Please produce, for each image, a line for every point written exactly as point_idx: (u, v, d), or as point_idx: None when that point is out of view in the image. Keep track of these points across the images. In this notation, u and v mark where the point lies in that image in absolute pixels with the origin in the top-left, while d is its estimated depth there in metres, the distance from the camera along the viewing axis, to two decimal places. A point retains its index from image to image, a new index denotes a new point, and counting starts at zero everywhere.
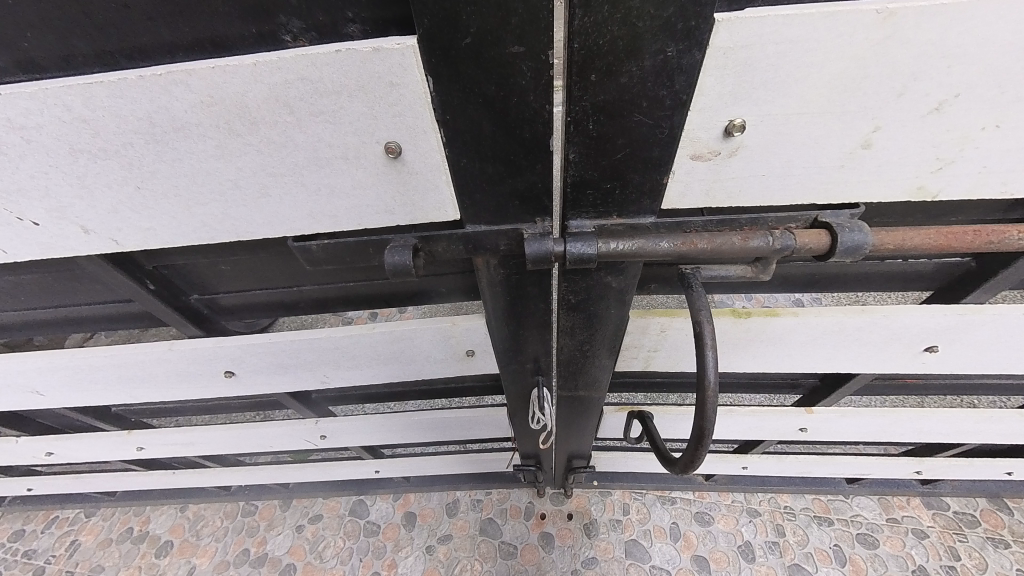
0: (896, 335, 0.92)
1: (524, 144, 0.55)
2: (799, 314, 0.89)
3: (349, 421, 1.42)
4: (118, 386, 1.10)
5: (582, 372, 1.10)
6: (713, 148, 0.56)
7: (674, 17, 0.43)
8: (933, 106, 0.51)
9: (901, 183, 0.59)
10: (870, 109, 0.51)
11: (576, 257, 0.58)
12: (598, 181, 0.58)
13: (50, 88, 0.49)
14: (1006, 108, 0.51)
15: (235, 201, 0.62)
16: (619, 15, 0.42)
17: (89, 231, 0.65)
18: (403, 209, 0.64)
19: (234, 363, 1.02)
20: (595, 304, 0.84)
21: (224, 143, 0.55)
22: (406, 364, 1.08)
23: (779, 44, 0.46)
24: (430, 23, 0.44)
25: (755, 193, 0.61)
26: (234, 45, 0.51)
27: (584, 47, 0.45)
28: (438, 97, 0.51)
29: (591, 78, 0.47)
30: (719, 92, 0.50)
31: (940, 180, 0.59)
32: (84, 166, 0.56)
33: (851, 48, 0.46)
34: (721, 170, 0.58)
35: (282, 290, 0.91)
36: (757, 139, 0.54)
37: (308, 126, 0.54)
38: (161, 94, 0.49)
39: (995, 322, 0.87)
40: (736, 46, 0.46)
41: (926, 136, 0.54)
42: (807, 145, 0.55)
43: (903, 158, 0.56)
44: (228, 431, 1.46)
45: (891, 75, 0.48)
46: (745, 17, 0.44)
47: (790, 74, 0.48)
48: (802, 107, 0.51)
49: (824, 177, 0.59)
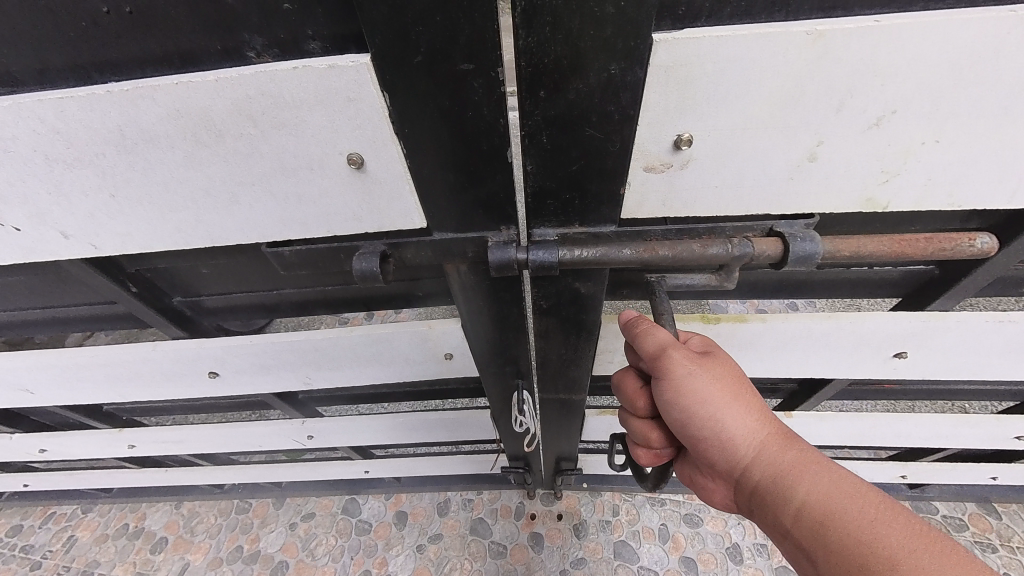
0: (864, 341, 0.94)
1: (482, 155, 0.57)
2: (767, 320, 0.91)
3: (336, 421, 1.44)
4: (105, 385, 1.12)
5: (562, 374, 1.11)
6: (665, 160, 0.57)
7: (614, 37, 0.44)
8: (873, 120, 0.52)
9: (851, 195, 0.61)
10: (811, 124, 0.53)
11: (540, 264, 0.60)
12: (557, 191, 0.59)
13: (24, 103, 0.51)
14: (943, 123, 0.53)
15: (207, 208, 0.64)
16: (561, 35, 0.44)
17: (68, 236, 0.67)
18: (371, 216, 0.66)
19: (217, 363, 1.04)
20: (567, 309, 0.86)
21: (193, 154, 0.57)
22: (387, 366, 1.09)
23: (717, 63, 0.48)
24: (382, 42, 0.46)
25: (710, 203, 0.62)
26: (200, 61, 0.53)
27: (531, 64, 0.47)
28: (396, 109, 0.53)
29: (540, 94, 0.49)
30: (665, 107, 0.52)
31: (888, 192, 0.60)
32: (61, 174, 0.58)
33: (785, 65, 0.48)
34: (676, 181, 0.60)
35: (263, 293, 0.93)
36: (706, 151, 0.56)
37: (272, 137, 0.56)
38: (130, 107, 0.52)
39: (960, 328, 0.88)
40: (676, 64, 0.48)
41: (870, 148, 0.55)
42: (753, 158, 0.57)
43: (849, 170, 0.58)
44: (217, 429, 1.48)
45: (828, 91, 0.50)
46: (683, 38, 0.46)
47: (731, 90, 0.50)
48: (745, 120, 0.53)
49: (774, 189, 0.61)
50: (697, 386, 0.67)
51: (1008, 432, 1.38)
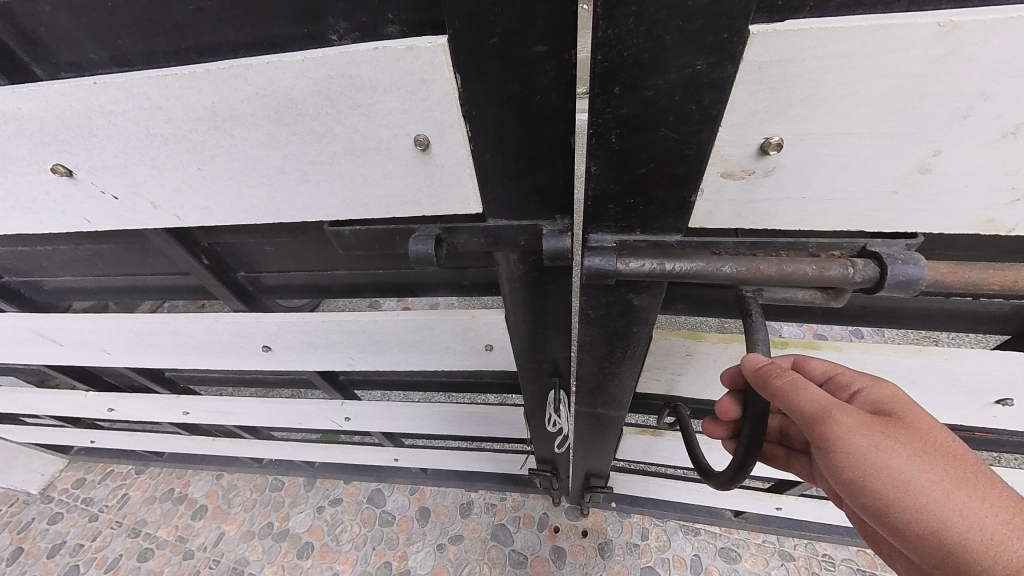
0: (961, 379, 0.90)
1: (545, 141, 0.57)
2: (842, 350, 0.91)
3: (373, 407, 1.48)
4: (172, 351, 1.21)
5: (601, 390, 1.09)
6: (746, 167, 0.56)
7: (704, 30, 0.43)
8: (1006, 131, 0.49)
9: (966, 216, 0.58)
10: (930, 131, 0.50)
11: (595, 271, 0.59)
12: (621, 195, 0.58)
13: (134, 80, 0.56)
14: None
15: (280, 184, 0.67)
16: (644, 28, 0.43)
17: (157, 207, 0.73)
18: (429, 200, 0.68)
19: (271, 339, 1.09)
20: (616, 320, 0.83)
21: (273, 132, 0.60)
22: (428, 354, 1.11)
23: (822, 59, 0.46)
24: (459, 24, 0.48)
25: (792, 216, 0.61)
26: (287, 44, 0.57)
27: (607, 59, 0.46)
28: (466, 93, 0.54)
29: (614, 91, 0.49)
30: (753, 108, 0.50)
31: (1013, 214, 0.57)
32: (157, 148, 0.64)
33: (906, 62, 0.45)
34: (755, 190, 0.59)
35: (318, 273, 0.97)
36: (801, 157, 0.54)
37: (346, 118, 0.58)
38: (223, 86, 0.56)
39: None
40: (770, 60, 0.46)
41: (998, 161, 0.52)
42: (852, 167, 0.55)
43: (968, 185, 0.55)
44: (262, 404, 1.56)
45: (955, 94, 0.47)
46: (780, 31, 0.44)
47: (835, 92, 0.48)
48: (854, 127, 0.51)
49: (873, 204, 0.58)
50: (879, 456, 0.60)
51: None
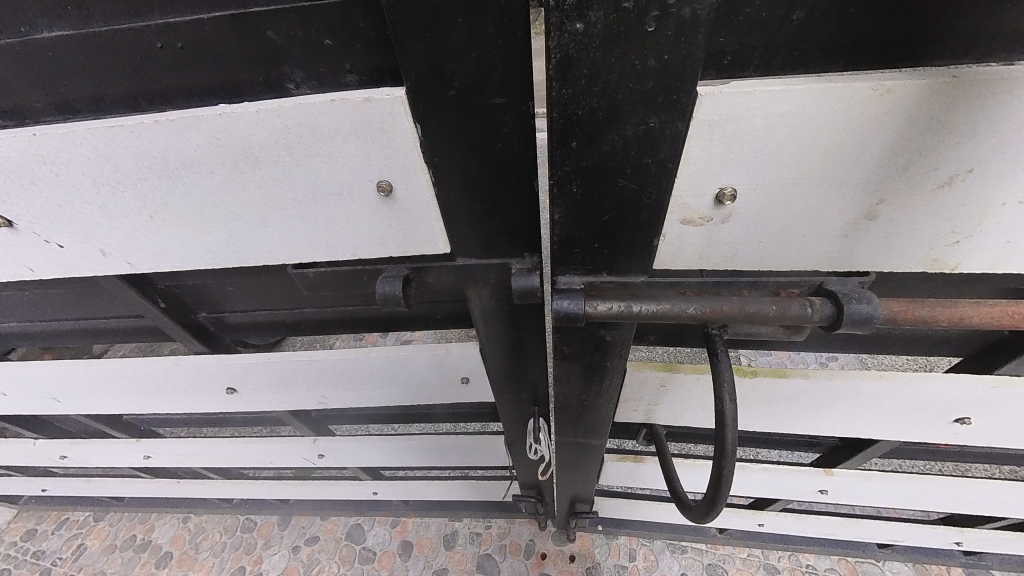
0: (925, 401, 0.94)
1: (510, 185, 0.58)
2: (809, 376, 0.95)
3: (349, 442, 1.43)
4: (130, 396, 1.14)
5: (581, 420, 1.07)
6: (705, 215, 0.58)
7: (655, 90, 0.44)
8: (947, 178, 0.52)
9: (916, 255, 0.61)
10: (876, 180, 0.53)
11: (564, 314, 0.58)
12: (586, 240, 0.59)
13: (78, 129, 0.54)
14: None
15: (239, 230, 0.65)
16: (598, 87, 0.45)
17: (107, 253, 0.70)
18: (396, 242, 0.67)
19: (237, 380, 1.05)
20: (591, 355, 0.83)
21: (230, 179, 0.58)
22: (403, 390, 1.09)
23: (770, 117, 0.48)
24: (417, 76, 0.48)
25: (752, 257, 0.63)
26: (243, 90, 0.56)
27: (563, 116, 0.47)
28: (428, 140, 0.54)
29: (572, 144, 0.49)
30: (710, 159, 0.52)
31: (958, 253, 0.60)
32: (105, 197, 0.61)
33: (848, 120, 0.48)
34: (715, 235, 0.60)
35: (283, 311, 0.94)
36: (757, 203, 0.56)
37: (306, 165, 0.57)
38: (175, 136, 0.54)
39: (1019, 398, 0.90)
40: (723, 118, 0.49)
41: (940, 206, 0.55)
42: (805, 213, 0.57)
43: (916, 228, 0.58)
44: (230, 445, 1.49)
45: (897, 149, 0.50)
46: (729, 92, 0.47)
47: (784, 144, 0.50)
48: (807, 176, 0.53)
49: (828, 246, 0.60)
50: None
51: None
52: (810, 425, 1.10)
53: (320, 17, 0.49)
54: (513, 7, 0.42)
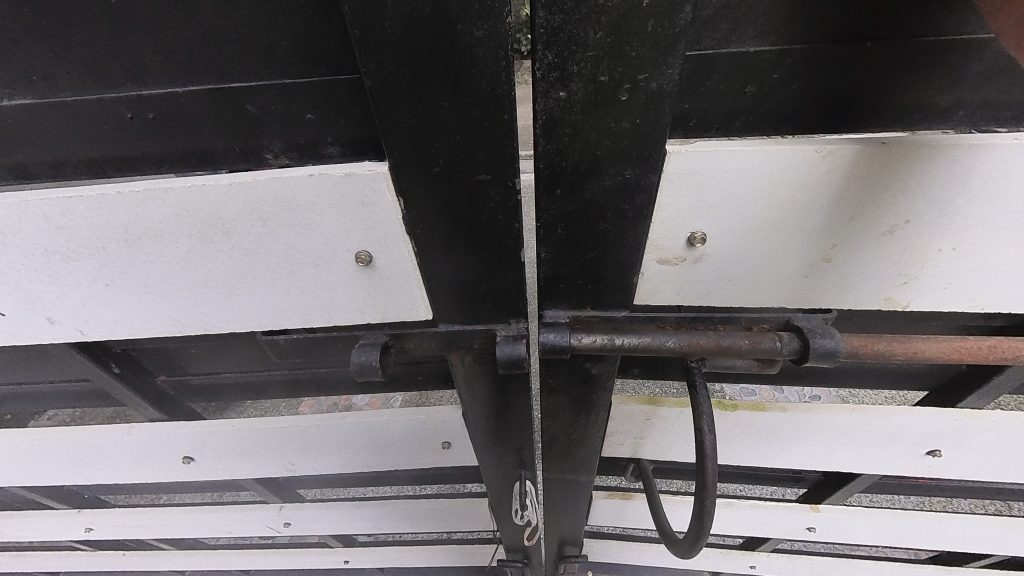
0: (898, 436, 0.93)
1: (496, 255, 0.56)
2: (787, 410, 0.90)
3: (318, 509, 1.32)
4: (72, 467, 1.03)
5: (568, 456, 0.98)
6: (679, 255, 0.56)
7: (630, 146, 0.45)
8: (886, 229, 0.53)
9: (868, 295, 0.59)
10: (825, 229, 0.53)
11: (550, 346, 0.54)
12: (571, 277, 0.56)
13: (31, 199, 0.50)
14: (959, 233, 0.53)
15: (204, 298, 0.61)
16: (580, 145, 0.45)
17: (55, 321, 0.64)
18: (374, 308, 0.63)
19: (195, 448, 0.96)
20: (577, 389, 0.79)
21: (196, 249, 0.55)
22: (380, 455, 1.01)
23: (725, 173, 0.49)
24: (401, 154, 0.47)
25: (723, 296, 0.60)
26: (217, 159, 0.54)
27: (548, 167, 0.47)
28: (411, 213, 0.52)
29: (556, 192, 0.49)
30: (679, 207, 0.51)
31: (908, 293, 0.58)
32: (57, 265, 0.56)
33: (793, 177, 0.49)
34: (690, 274, 0.58)
35: (251, 374, 0.87)
36: (734, 249, 0.55)
37: (280, 236, 0.54)
38: (138, 206, 0.51)
39: (987, 429, 0.89)
40: (688, 171, 0.49)
41: (886, 254, 0.55)
42: (761, 257, 0.56)
43: (866, 271, 0.56)
44: (185, 515, 1.34)
45: (841, 203, 0.50)
46: (692, 150, 0.48)
47: (735, 195, 0.51)
48: (763, 224, 0.53)
49: (789, 287, 0.59)
50: None
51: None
52: (791, 460, 1.04)
53: (302, 92, 0.48)
54: (499, 93, 0.42)
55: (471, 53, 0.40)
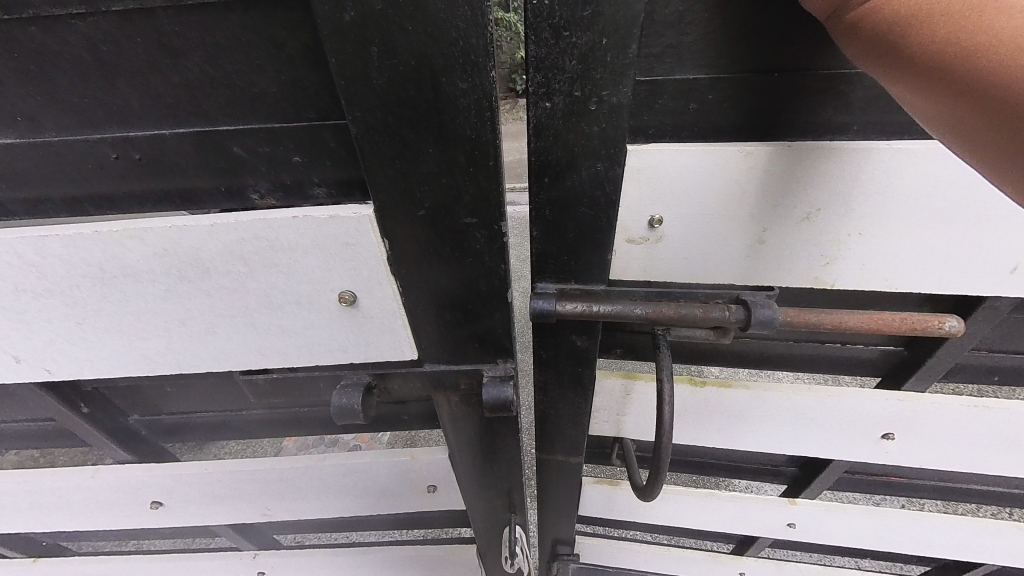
0: (851, 420, 0.86)
1: (481, 295, 0.56)
2: (751, 388, 0.84)
3: (295, 557, 1.23)
4: (28, 513, 0.96)
5: (552, 435, 0.89)
6: (642, 236, 0.57)
7: (602, 141, 0.46)
8: (802, 216, 0.54)
9: (796, 274, 0.59)
10: (761, 218, 0.54)
11: (536, 313, 0.53)
12: (557, 251, 0.55)
13: (3, 238, 0.49)
14: (863, 220, 0.53)
15: (180, 337, 0.59)
16: (561, 144, 0.47)
17: (20, 360, 0.61)
18: (357, 348, 0.61)
19: (164, 493, 0.90)
20: (572, 368, 0.74)
21: (174, 288, 0.54)
22: (361, 499, 0.96)
23: (643, 178, 0.52)
24: (386, 198, 0.47)
25: (683, 276, 0.61)
26: (201, 197, 0.53)
27: (536, 158, 0.48)
28: (396, 253, 0.52)
29: (543, 181, 0.49)
30: (643, 197, 0.54)
31: (833, 272, 0.58)
32: (26, 303, 0.54)
33: (721, 174, 0.51)
34: (654, 256, 0.59)
35: (229, 413, 0.84)
36: (683, 232, 0.56)
37: (260, 276, 0.53)
38: (114, 246, 0.49)
39: (940, 412, 0.82)
40: (641, 166, 0.51)
41: (812, 241, 0.56)
42: (701, 244, 0.57)
43: (792, 255, 0.57)
44: (150, 565, 1.24)
45: (763, 197, 0.52)
46: (642, 148, 0.51)
47: (670, 189, 0.53)
48: (701, 212, 0.54)
49: (739, 270, 0.59)
50: None
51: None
52: (758, 444, 0.94)
53: (290, 136, 0.48)
54: (484, 140, 0.43)
55: (456, 103, 0.41)
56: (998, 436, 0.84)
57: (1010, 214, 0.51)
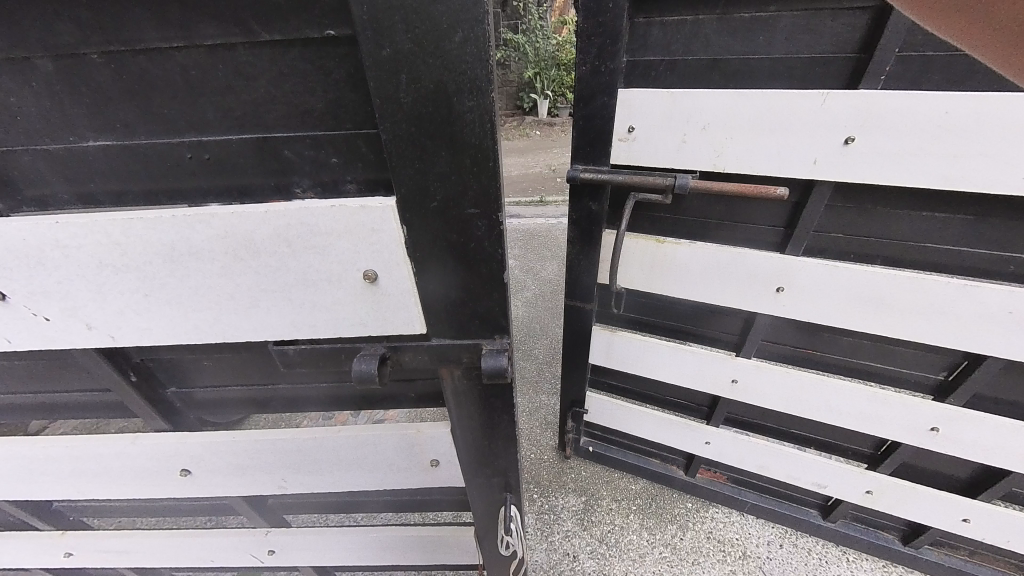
0: (749, 273, 1.29)
1: (481, 277, 0.66)
2: (693, 246, 1.33)
3: (303, 535, 1.31)
4: (68, 480, 1.05)
5: (579, 280, 1.53)
6: (625, 136, 1.21)
7: (603, 84, 1.16)
8: (701, 126, 1.13)
9: (704, 160, 1.16)
10: (681, 124, 1.15)
11: (570, 176, 1.27)
12: (582, 145, 1.26)
13: (99, 221, 0.61)
14: (729, 129, 1.10)
15: (227, 309, 0.70)
16: (587, 86, 1.18)
17: (92, 327, 0.72)
18: (375, 323, 0.72)
19: (193, 461, 1.00)
20: (585, 222, 1.39)
21: (228, 266, 0.65)
22: (369, 473, 1.05)
23: (628, 105, 1.17)
24: (407, 192, 0.58)
25: (649, 158, 1.22)
26: (255, 192, 0.65)
27: (579, 91, 1.20)
28: (411, 239, 0.62)
29: (581, 103, 1.21)
30: (625, 115, 1.18)
31: (724, 160, 1.14)
32: (106, 276, 0.66)
33: (660, 102, 1.14)
34: (631, 149, 1.23)
35: (256, 388, 0.94)
36: (644, 136, 1.19)
37: (300, 256, 0.64)
38: (187, 228, 0.61)
39: (807, 268, 1.21)
40: (626, 99, 1.16)
41: (708, 142, 1.14)
42: (656, 141, 1.19)
43: (698, 153, 1.16)
44: (168, 540, 1.32)
45: (682, 115, 1.13)
46: (626, 94, 1.16)
47: (638, 108, 1.16)
48: (654, 122, 1.17)
49: (676, 155, 1.19)
50: None
51: (931, 423, 1.27)
52: (693, 291, 1.40)
53: (330, 142, 0.60)
54: (485, 146, 0.54)
55: (464, 117, 0.52)
56: (858, 292, 1.17)
57: (792, 128, 1.04)
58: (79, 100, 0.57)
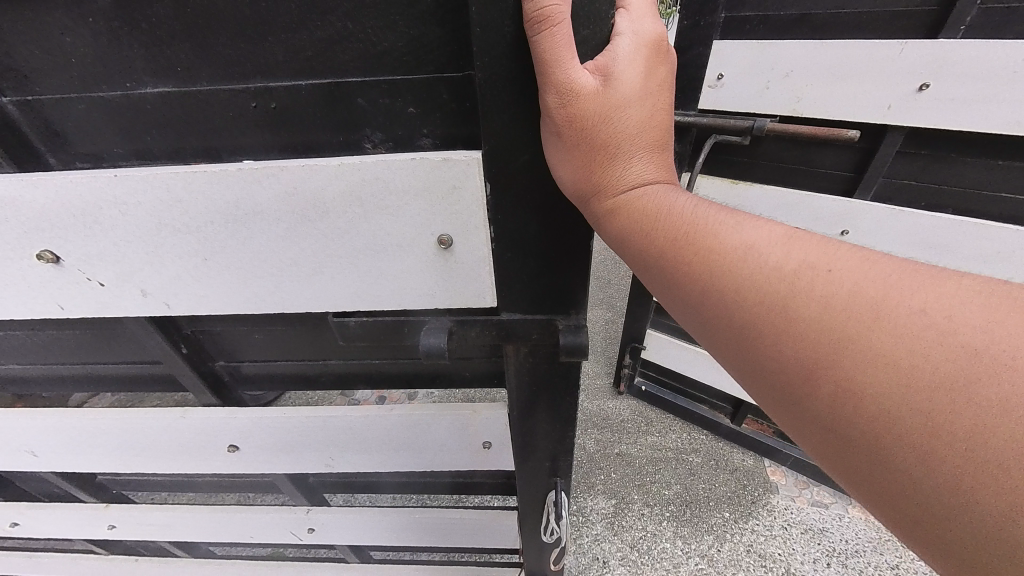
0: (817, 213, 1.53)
1: (565, 245, 0.61)
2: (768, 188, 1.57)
3: (343, 514, 1.29)
4: (116, 452, 1.04)
5: None
6: (713, 82, 1.53)
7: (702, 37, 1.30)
8: (785, 74, 1.37)
9: (786, 105, 1.41)
10: (769, 73, 1.40)
11: None
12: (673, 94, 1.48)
13: (161, 175, 0.56)
14: (812, 76, 1.33)
15: (288, 277, 0.65)
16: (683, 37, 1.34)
17: (146, 294, 0.68)
18: (444, 294, 0.67)
19: (242, 437, 0.98)
20: None
21: (293, 228, 0.60)
22: (419, 454, 1.01)
23: (721, 54, 1.48)
24: (497, 144, 0.52)
25: (734, 101, 1.51)
26: (321, 149, 0.60)
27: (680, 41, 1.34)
28: (494, 200, 0.57)
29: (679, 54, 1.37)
30: (718, 64, 1.50)
31: (804, 105, 1.38)
32: (164, 238, 0.61)
33: (750, 53, 1.41)
34: (718, 93, 1.54)
35: (307, 363, 0.90)
36: (732, 83, 1.49)
37: (373, 218, 0.59)
38: (252, 185, 0.56)
39: (869, 211, 1.43)
40: (719, 49, 1.48)
41: (790, 89, 1.38)
42: (743, 88, 1.47)
43: (778, 101, 1.42)
44: (211, 515, 1.31)
45: (771, 64, 1.38)
46: (719, 47, 1.47)
47: (730, 57, 1.46)
48: (744, 69, 1.44)
49: (760, 100, 1.45)
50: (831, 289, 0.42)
51: None
52: None
53: (409, 89, 0.54)
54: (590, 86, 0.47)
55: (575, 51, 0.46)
56: (916, 235, 1.39)
57: (867, 74, 1.25)
58: (137, 38, 0.52)
